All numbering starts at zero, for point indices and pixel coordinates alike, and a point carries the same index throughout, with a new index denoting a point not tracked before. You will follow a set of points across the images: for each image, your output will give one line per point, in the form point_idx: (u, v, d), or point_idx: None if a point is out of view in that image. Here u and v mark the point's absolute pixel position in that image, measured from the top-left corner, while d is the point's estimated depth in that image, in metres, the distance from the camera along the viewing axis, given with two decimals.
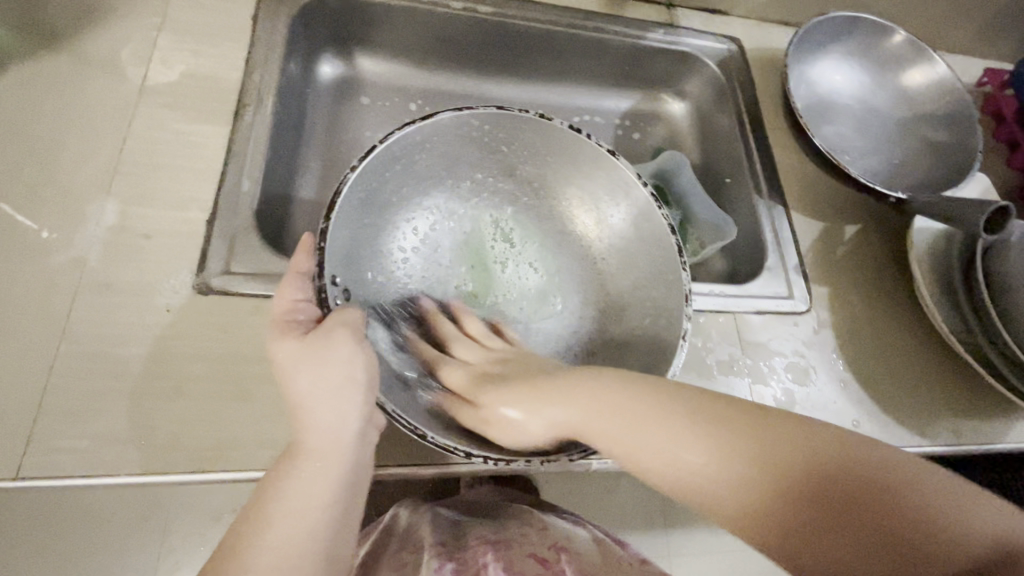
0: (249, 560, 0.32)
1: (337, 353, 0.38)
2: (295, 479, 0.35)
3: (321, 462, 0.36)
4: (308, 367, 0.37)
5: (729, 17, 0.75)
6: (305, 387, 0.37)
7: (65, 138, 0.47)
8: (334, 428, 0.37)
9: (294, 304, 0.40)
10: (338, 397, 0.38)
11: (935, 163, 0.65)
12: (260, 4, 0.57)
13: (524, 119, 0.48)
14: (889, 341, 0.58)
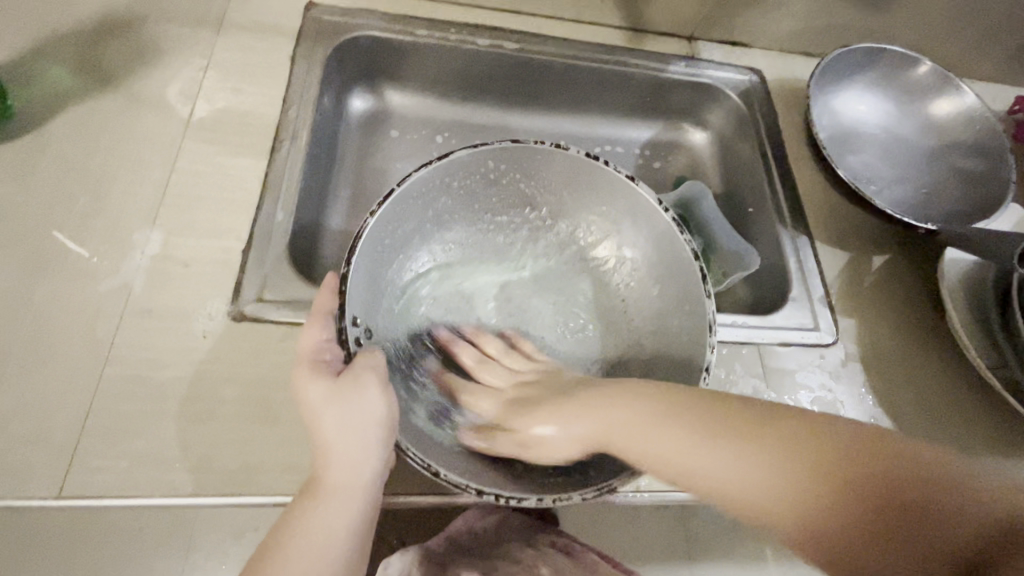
0: None
1: (364, 396, 0.39)
2: (319, 514, 0.37)
3: (343, 497, 0.38)
4: (333, 407, 0.38)
5: (750, 48, 0.75)
6: (330, 424, 0.38)
7: (116, 171, 0.50)
8: (356, 465, 0.38)
9: (319, 345, 0.40)
10: (363, 437, 0.38)
11: (966, 193, 0.63)
12: (298, 45, 0.61)
13: (538, 152, 0.50)
14: (920, 376, 0.57)
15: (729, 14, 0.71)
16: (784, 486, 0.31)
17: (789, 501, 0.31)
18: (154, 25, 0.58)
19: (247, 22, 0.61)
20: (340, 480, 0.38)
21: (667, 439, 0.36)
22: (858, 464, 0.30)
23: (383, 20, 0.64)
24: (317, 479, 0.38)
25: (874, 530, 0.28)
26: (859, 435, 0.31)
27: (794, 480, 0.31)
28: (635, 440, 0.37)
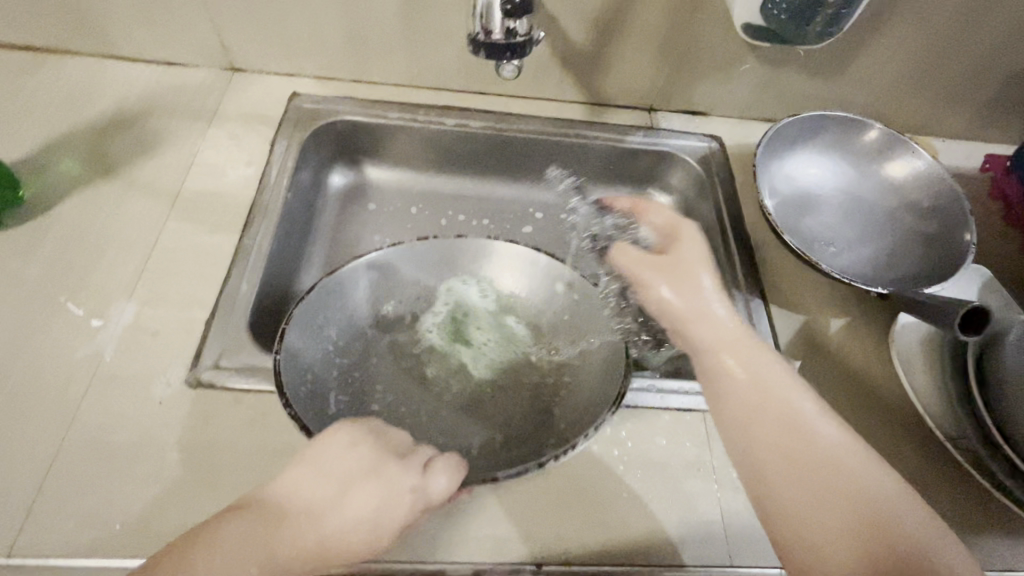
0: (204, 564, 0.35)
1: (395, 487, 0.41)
2: (236, 534, 0.37)
3: (271, 565, 0.36)
4: (369, 492, 0.40)
5: (710, 116, 0.79)
6: (336, 508, 0.39)
7: (106, 250, 0.57)
8: (314, 542, 0.38)
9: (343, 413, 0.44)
10: (359, 517, 0.39)
11: (924, 254, 0.63)
12: (280, 131, 0.68)
13: (393, 251, 0.61)
14: (883, 443, 0.55)
15: (684, 88, 0.75)
16: (845, 494, 0.39)
17: (810, 496, 0.39)
18: (156, 120, 0.67)
19: (237, 114, 0.69)
20: (286, 547, 0.37)
21: (769, 417, 0.43)
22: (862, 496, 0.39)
23: (358, 106, 0.72)
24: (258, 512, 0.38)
25: (854, 538, 0.37)
26: (897, 526, 0.38)
27: (807, 474, 0.40)
28: (727, 390, 0.45)
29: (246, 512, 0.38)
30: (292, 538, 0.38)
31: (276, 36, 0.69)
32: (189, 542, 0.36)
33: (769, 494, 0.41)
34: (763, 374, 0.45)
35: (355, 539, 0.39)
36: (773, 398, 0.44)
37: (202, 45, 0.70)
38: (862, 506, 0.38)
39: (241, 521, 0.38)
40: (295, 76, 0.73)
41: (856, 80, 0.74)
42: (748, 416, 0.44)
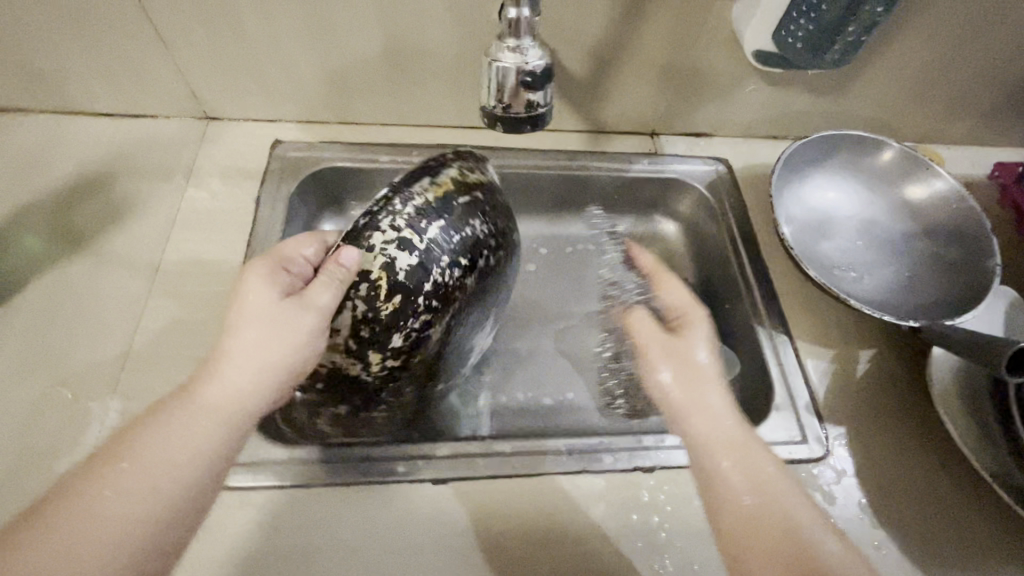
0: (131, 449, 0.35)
1: (297, 325, 0.42)
2: (176, 426, 0.36)
3: (209, 421, 0.37)
4: (262, 287, 0.43)
5: (714, 138, 0.76)
6: (258, 299, 0.43)
7: (82, 338, 0.51)
8: (243, 394, 0.39)
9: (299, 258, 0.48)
10: (270, 334, 0.41)
11: (948, 279, 0.61)
12: (263, 185, 0.63)
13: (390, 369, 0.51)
14: (925, 485, 0.53)
15: (688, 111, 0.72)
16: (787, 541, 0.37)
17: (749, 495, 0.40)
18: (125, 183, 0.61)
19: (214, 169, 0.64)
20: (216, 400, 0.38)
21: (741, 455, 0.42)
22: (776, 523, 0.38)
23: (344, 151, 0.66)
24: (193, 386, 0.39)
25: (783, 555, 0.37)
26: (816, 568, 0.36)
27: (756, 494, 0.40)
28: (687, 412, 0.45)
29: (177, 395, 0.38)
30: (220, 396, 0.39)
31: (249, 83, 0.63)
32: (119, 444, 0.35)
33: (721, 487, 0.41)
34: (758, 471, 0.41)
35: (272, 380, 0.41)
36: (752, 453, 0.42)
37: (168, 95, 0.64)
38: (783, 543, 0.37)
39: (174, 408, 0.37)
40: (274, 122, 0.68)
41: (864, 94, 0.71)
42: (698, 441, 0.43)
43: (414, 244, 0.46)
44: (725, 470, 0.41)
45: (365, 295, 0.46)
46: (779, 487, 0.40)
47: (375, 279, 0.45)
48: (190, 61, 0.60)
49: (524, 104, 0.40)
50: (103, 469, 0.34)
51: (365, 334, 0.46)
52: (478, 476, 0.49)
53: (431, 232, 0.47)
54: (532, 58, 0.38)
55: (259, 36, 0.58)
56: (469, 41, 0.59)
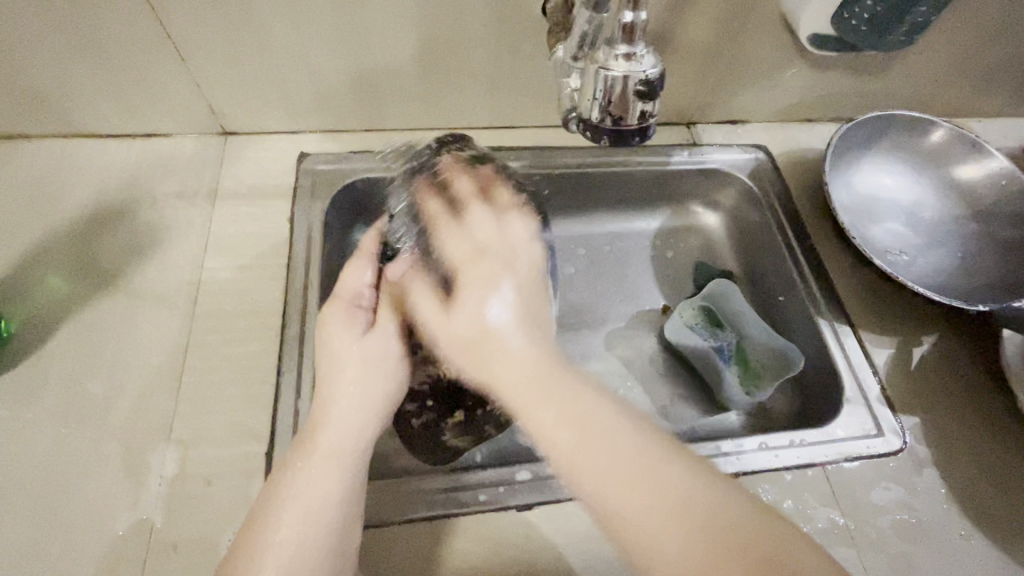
0: (288, 494, 0.37)
1: (387, 357, 0.44)
2: (310, 474, 0.38)
3: (334, 459, 0.39)
4: (341, 331, 0.45)
5: (750, 125, 0.74)
6: (342, 344, 0.44)
7: (126, 384, 0.48)
8: (355, 427, 0.41)
9: (358, 289, 0.47)
10: (364, 368, 0.43)
11: (1007, 258, 0.60)
12: (295, 202, 0.59)
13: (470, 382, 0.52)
14: (1002, 467, 0.52)
15: (726, 99, 0.70)
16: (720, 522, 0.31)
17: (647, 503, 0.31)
18: (148, 210, 0.57)
19: (241, 189, 0.60)
20: (332, 441, 0.39)
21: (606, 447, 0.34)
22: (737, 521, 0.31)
23: (375, 161, 0.62)
24: (306, 436, 0.40)
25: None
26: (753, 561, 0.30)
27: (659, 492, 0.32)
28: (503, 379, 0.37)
29: (297, 449, 0.39)
30: (331, 438, 0.39)
31: (273, 94, 0.59)
32: (265, 507, 0.37)
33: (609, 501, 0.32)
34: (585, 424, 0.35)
35: (378, 411, 0.42)
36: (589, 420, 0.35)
37: (185, 112, 0.60)
38: (753, 545, 0.30)
39: (297, 463, 0.38)
40: (298, 134, 0.64)
41: (902, 72, 0.70)
42: (545, 385, 0.36)
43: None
44: (565, 447, 0.34)
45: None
46: (648, 472, 0.33)
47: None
48: (210, 74, 0.56)
49: (634, 114, 0.41)
50: (264, 534, 0.35)
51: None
52: (560, 499, 0.47)
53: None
54: (647, 67, 0.39)
55: (285, 43, 0.54)
56: (507, 38, 0.56)
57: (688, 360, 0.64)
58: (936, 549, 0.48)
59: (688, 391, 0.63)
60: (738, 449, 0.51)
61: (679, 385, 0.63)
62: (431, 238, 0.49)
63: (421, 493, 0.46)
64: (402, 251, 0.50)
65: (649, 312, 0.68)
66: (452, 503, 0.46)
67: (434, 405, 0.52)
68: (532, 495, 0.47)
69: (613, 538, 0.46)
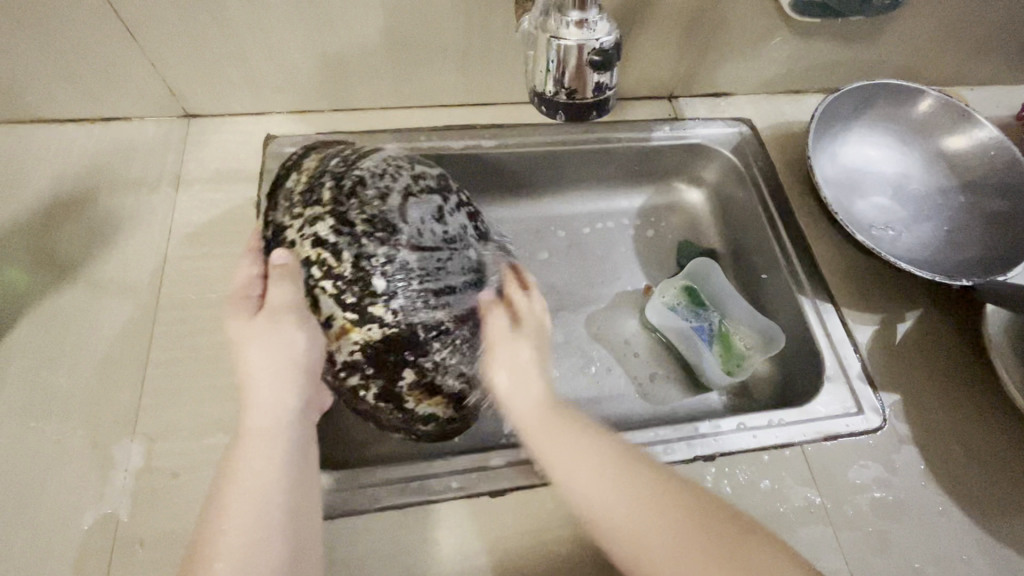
0: (228, 492, 0.35)
1: (279, 331, 0.39)
2: (244, 461, 0.36)
3: (262, 440, 0.37)
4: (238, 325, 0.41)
5: (735, 97, 0.71)
6: (235, 332, 0.40)
7: (88, 377, 0.47)
8: (273, 398, 0.38)
9: (248, 281, 0.43)
10: (265, 347, 0.39)
11: (993, 232, 0.59)
12: (261, 187, 0.57)
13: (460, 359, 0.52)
14: (982, 442, 0.52)
15: (709, 71, 0.67)
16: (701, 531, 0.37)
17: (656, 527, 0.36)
18: (111, 197, 0.55)
19: (207, 174, 0.58)
20: (256, 421, 0.38)
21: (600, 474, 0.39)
22: (731, 532, 0.36)
23: (344, 141, 0.60)
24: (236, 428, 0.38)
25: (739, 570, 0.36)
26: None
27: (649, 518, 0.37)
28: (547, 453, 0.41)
29: (228, 446, 0.38)
30: (255, 421, 0.38)
31: (236, 74, 0.57)
32: (210, 513, 0.35)
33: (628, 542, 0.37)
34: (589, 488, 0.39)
35: (294, 380, 0.40)
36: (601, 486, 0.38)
37: (143, 94, 0.57)
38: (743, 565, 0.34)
39: (230, 453, 0.37)
40: (265, 115, 0.62)
41: (892, 39, 0.67)
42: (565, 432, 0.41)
43: (324, 215, 0.44)
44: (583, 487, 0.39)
45: (323, 274, 0.42)
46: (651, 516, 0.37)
47: (318, 257, 0.43)
48: (166, 55, 0.54)
49: (590, 87, 0.39)
50: (214, 531, 0.34)
51: (352, 295, 0.42)
52: (535, 485, 0.46)
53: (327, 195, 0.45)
54: (600, 36, 0.37)
55: (243, 20, 0.52)
56: (477, 10, 0.54)
57: (667, 339, 0.64)
58: (912, 525, 0.48)
59: (669, 373, 0.62)
60: (717, 432, 0.50)
61: (661, 366, 0.63)
62: (304, 216, 0.44)
63: (389, 483, 0.45)
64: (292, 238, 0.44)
65: (631, 293, 0.67)
66: (417, 492, 0.45)
67: (379, 371, 0.43)
68: (501, 483, 0.46)
69: None
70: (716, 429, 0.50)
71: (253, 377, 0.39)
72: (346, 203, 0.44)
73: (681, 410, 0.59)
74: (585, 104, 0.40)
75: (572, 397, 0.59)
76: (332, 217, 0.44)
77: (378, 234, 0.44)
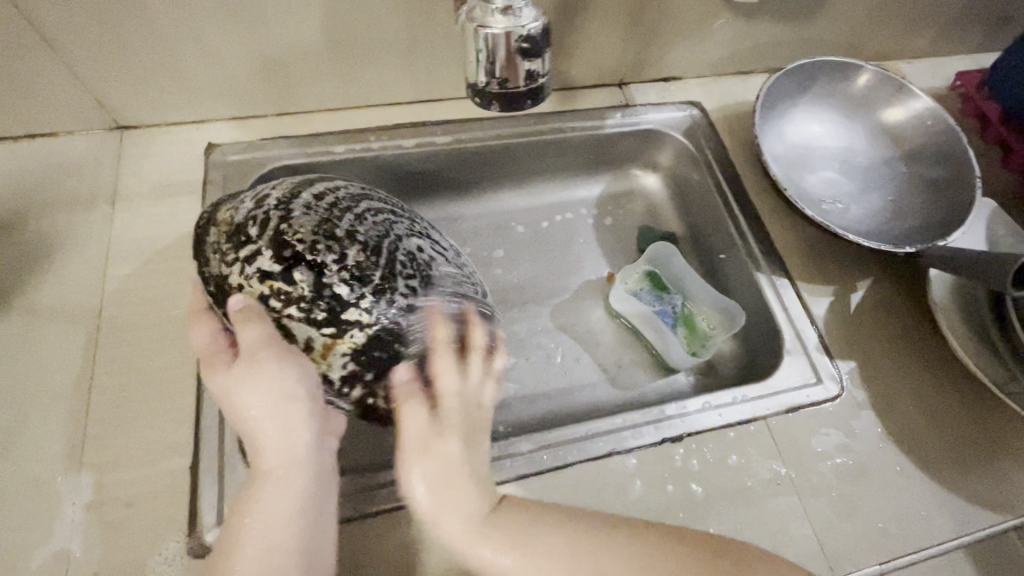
0: (245, 529, 0.36)
1: (265, 373, 0.38)
2: (259, 500, 0.37)
3: (276, 475, 0.37)
4: (216, 379, 0.39)
5: (684, 81, 0.72)
6: (220, 386, 0.39)
7: (28, 411, 0.44)
8: (280, 435, 0.38)
9: (212, 341, 0.42)
10: (257, 389, 0.38)
11: (935, 198, 0.61)
12: (205, 199, 0.55)
13: None
14: (934, 402, 0.54)
15: (656, 56, 0.68)
16: None
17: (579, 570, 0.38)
18: (43, 218, 0.52)
19: (147, 189, 0.56)
20: (268, 459, 0.38)
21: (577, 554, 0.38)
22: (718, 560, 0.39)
23: (292, 147, 0.59)
24: (251, 467, 0.38)
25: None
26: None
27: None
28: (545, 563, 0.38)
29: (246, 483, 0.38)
30: (267, 458, 0.38)
31: (169, 82, 0.55)
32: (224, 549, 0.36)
33: None
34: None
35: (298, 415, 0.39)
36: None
37: (70, 108, 0.54)
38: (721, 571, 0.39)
39: (247, 491, 0.37)
40: (206, 124, 0.60)
41: (830, 17, 0.69)
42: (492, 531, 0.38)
43: (258, 250, 0.41)
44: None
45: (284, 304, 0.40)
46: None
47: (270, 290, 0.40)
48: (90, 65, 0.51)
49: (522, 76, 0.39)
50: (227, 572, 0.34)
51: (321, 311, 0.41)
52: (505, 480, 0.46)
53: (253, 229, 0.42)
54: (527, 22, 0.37)
55: (172, 25, 0.49)
56: (416, 4, 0.53)
57: (634, 326, 0.64)
58: (874, 488, 0.49)
59: (637, 358, 0.63)
60: (683, 413, 0.51)
61: (629, 352, 0.63)
62: (237, 257, 0.41)
63: (358, 491, 0.44)
64: (237, 286, 0.41)
65: (595, 282, 0.67)
66: (384, 499, 0.44)
67: (376, 373, 0.43)
68: None
69: None
70: (683, 410, 0.51)
71: (252, 420, 0.38)
72: (276, 227, 0.42)
73: (651, 394, 0.60)
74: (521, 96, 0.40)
75: (540, 390, 0.59)
76: (267, 248, 0.41)
77: (325, 246, 0.42)
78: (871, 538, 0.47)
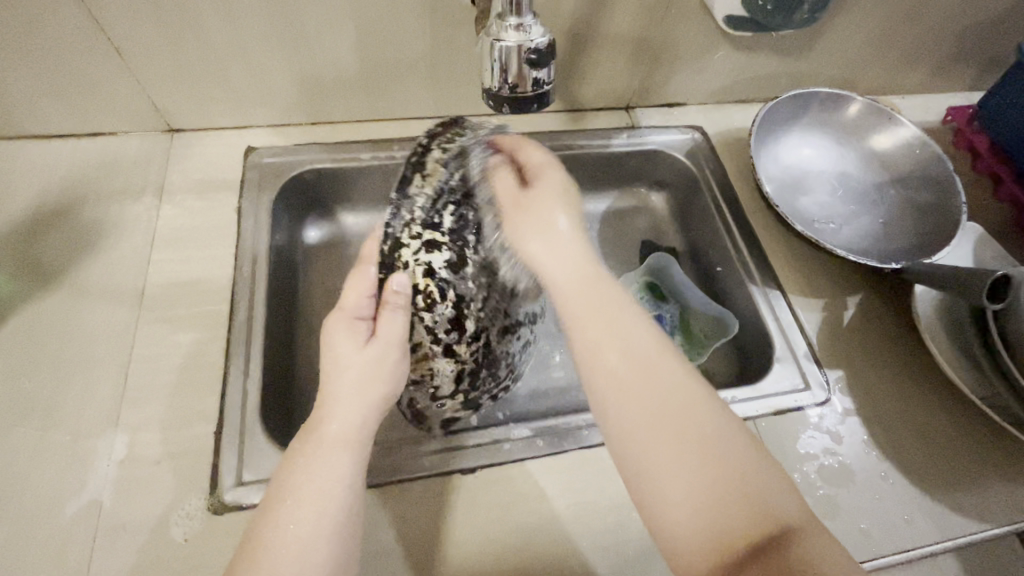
0: (300, 489, 0.37)
1: (385, 364, 0.43)
2: (320, 465, 0.38)
3: (341, 449, 0.40)
4: (345, 340, 0.44)
5: (686, 107, 0.77)
6: (344, 349, 0.43)
7: (71, 375, 0.49)
8: (359, 417, 0.41)
9: (358, 304, 0.46)
10: (365, 371, 0.42)
11: (922, 220, 0.64)
12: (242, 195, 0.61)
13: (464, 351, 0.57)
14: (919, 411, 0.56)
15: (660, 82, 0.73)
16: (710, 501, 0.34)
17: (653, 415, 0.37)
18: (95, 205, 0.58)
19: (190, 184, 0.61)
20: (338, 431, 0.40)
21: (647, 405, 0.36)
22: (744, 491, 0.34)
23: (323, 152, 0.64)
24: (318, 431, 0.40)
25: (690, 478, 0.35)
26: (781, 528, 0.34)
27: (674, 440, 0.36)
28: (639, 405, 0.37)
29: (305, 442, 0.40)
30: (337, 430, 0.40)
31: (217, 91, 0.61)
32: (276, 506, 0.37)
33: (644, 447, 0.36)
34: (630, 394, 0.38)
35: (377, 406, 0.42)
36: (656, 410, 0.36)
37: (129, 111, 0.61)
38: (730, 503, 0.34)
39: (304, 455, 0.39)
40: (247, 130, 0.66)
41: (824, 54, 0.74)
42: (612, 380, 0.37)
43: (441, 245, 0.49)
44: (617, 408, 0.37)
45: (425, 305, 0.48)
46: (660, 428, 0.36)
47: (425, 287, 0.48)
48: (150, 74, 0.57)
49: (530, 82, 0.43)
50: (271, 544, 0.35)
51: (445, 330, 0.49)
52: (502, 464, 0.49)
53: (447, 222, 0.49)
54: (536, 37, 0.41)
55: (224, 39, 0.56)
56: (440, 27, 0.58)
57: None
58: (857, 490, 0.51)
59: None
60: None
61: None
62: (422, 239, 0.48)
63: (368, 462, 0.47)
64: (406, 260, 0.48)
65: None
66: (389, 472, 0.47)
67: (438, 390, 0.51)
68: (472, 461, 0.49)
69: (557, 500, 0.48)
70: None
71: (345, 394, 0.41)
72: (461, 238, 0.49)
73: None
74: (529, 98, 0.45)
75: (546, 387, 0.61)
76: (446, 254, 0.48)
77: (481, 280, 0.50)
78: (853, 537, 0.49)
